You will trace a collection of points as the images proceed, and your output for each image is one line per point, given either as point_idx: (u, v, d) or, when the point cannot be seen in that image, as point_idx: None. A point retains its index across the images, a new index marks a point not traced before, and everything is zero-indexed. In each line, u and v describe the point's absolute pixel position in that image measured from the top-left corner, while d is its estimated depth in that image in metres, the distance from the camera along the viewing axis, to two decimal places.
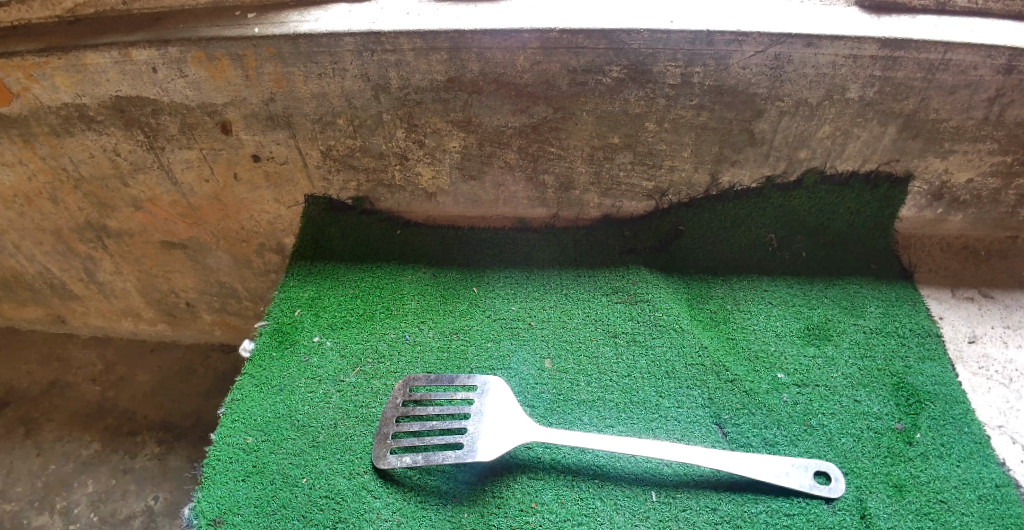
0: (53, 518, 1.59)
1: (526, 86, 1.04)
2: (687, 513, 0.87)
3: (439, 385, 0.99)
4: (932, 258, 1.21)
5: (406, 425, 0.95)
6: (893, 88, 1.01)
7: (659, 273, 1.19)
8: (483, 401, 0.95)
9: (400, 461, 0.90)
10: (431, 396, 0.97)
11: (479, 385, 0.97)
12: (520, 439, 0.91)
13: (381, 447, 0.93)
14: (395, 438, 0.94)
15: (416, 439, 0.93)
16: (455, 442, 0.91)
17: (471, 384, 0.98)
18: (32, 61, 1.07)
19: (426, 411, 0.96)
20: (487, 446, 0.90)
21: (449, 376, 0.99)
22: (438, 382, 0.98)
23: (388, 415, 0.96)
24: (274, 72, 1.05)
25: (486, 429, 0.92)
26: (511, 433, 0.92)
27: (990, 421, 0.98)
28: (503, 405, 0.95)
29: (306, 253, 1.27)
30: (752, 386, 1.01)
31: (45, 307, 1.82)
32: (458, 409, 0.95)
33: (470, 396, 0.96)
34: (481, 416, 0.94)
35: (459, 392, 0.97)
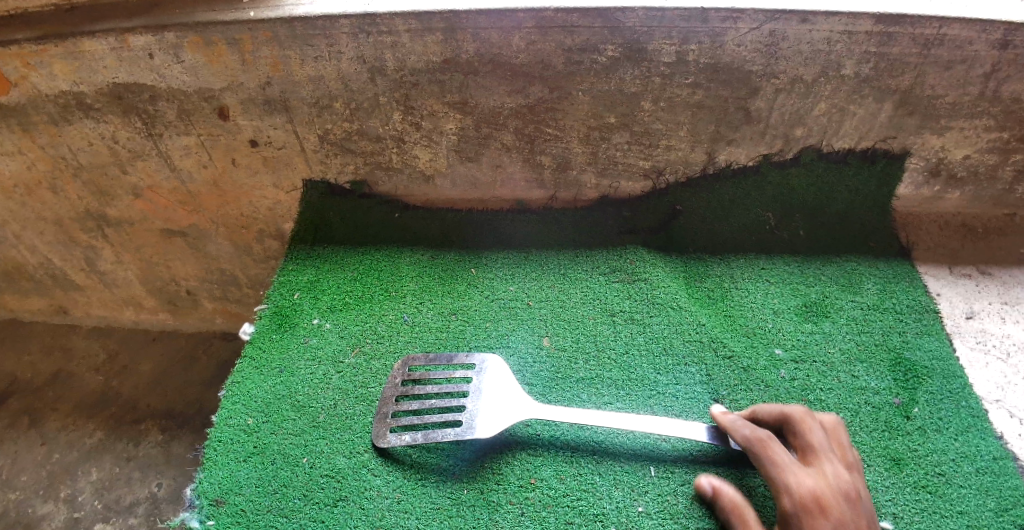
0: (58, 505, 1.61)
1: (522, 67, 1.04)
2: (686, 488, 0.88)
3: (438, 364, 1.00)
4: (930, 236, 1.21)
5: (405, 404, 0.96)
6: (889, 64, 1.01)
7: (657, 253, 1.19)
8: (482, 379, 0.96)
9: (400, 439, 0.91)
10: (429, 375, 0.97)
11: (477, 364, 0.98)
12: (518, 417, 0.92)
13: (381, 426, 0.94)
14: (394, 417, 0.95)
15: (415, 418, 0.94)
16: (454, 419, 0.92)
17: (469, 362, 0.99)
18: (30, 49, 1.07)
19: (425, 390, 0.96)
20: (487, 424, 0.91)
21: (448, 355, 1.00)
22: (437, 361, 0.99)
23: (387, 394, 0.97)
24: (270, 55, 1.05)
25: (485, 406, 0.93)
26: (509, 411, 0.92)
27: (988, 395, 0.99)
28: (501, 383, 0.96)
29: (305, 238, 1.27)
30: (750, 363, 1.01)
31: (48, 298, 1.83)
32: (457, 388, 0.95)
33: (468, 375, 0.97)
34: (481, 394, 0.94)
35: (458, 371, 0.98)
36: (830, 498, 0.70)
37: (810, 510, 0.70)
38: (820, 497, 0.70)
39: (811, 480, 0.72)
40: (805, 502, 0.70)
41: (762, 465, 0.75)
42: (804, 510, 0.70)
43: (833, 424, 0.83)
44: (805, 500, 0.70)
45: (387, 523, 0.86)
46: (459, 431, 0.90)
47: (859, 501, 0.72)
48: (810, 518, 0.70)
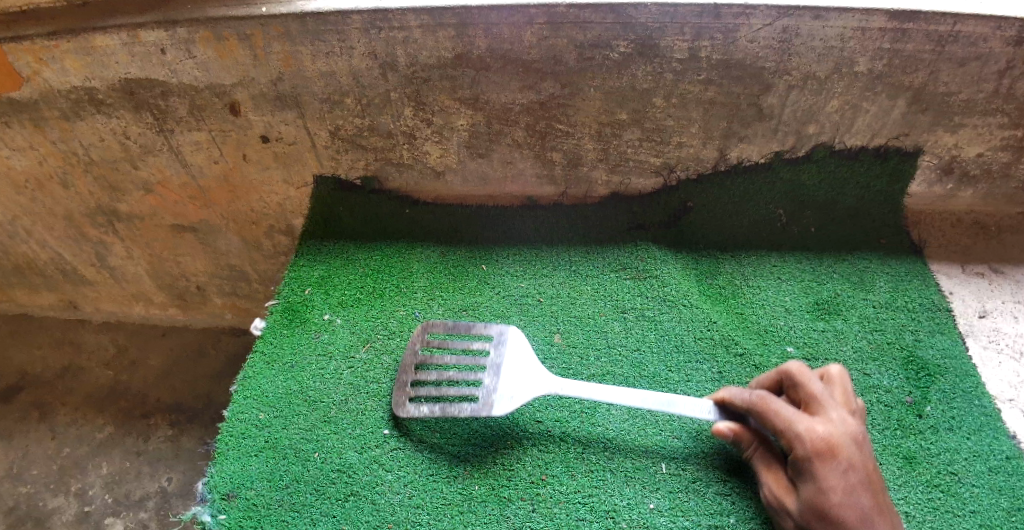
0: (68, 499, 1.62)
1: (533, 62, 1.04)
2: (697, 485, 0.88)
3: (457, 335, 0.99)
4: (943, 234, 1.21)
5: (424, 374, 0.96)
6: (903, 61, 1.00)
7: (668, 250, 1.19)
8: (500, 353, 0.95)
9: (418, 410, 0.92)
10: (449, 346, 0.97)
11: (495, 336, 0.97)
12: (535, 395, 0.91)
13: (400, 395, 0.95)
14: (414, 387, 0.96)
15: (433, 389, 0.94)
16: (472, 394, 0.92)
17: (488, 334, 0.98)
18: (42, 45, 1.08)
19: (443, 360, 0.96)
20: (504, 400, 0.90)
21: (467, 325, 0.99)
22: (456, 331, 0.98)
23: (407, 363, 0.98)
24: (281, 51, 1.05)
25: (502, 383, 0.92)
26: (527, 388, 0.92)
27: (1002, 395, 0.98)
28: (519, 358, 0.95)
29: (316, 234, 1.28)
30: (761, 360, 1.01)
31: (57, 293, 1.84)
32: (475, 361, 0.95)
33: (487, 347, 0.96)
34: (499, 368, 0.94)
35: (476, 343, 0.97)
36: (839, 441, 0.72)
37: (822, 455, 0.71)
38: (830, 442, 0.72)
39: (821, 425, 0.73)
40: (816, 448, 0.72)
41: (770, 419, 0.76)
42: (815, 455, 0.71)
43: (836, 375, 0.84)
44: (817, 445, 0.72)
45: (398, 518, 0.86)
46: (476, 408, 0.90)
47: (862, 444, 0.74)
48: (821, 464, 0.71)
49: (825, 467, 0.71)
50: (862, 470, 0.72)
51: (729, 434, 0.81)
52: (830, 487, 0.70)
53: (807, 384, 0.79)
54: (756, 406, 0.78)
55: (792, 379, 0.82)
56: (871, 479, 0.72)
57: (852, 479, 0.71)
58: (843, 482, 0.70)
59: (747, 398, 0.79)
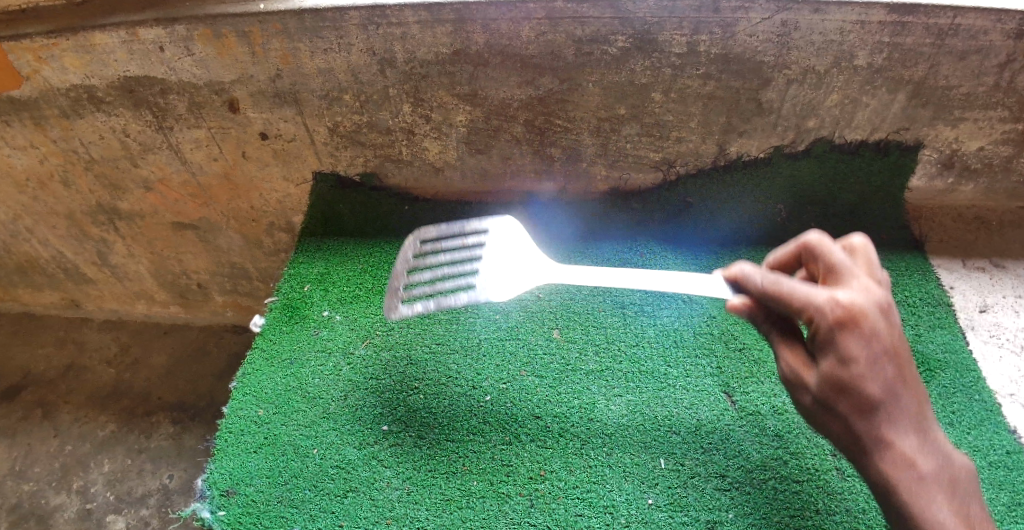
0: (70, 496, 1.63)
1: (531, 58, 1.04)
2: (696, 480, 0.88)
3: (449, 236, 0.97)
4: (944, 229, 1.20)
5: (417, 277, 0.95)
6: (902, 54, 1.00)
7: (668, 245, 1.18)
8: (493, 244, 0.93)
9: (410, 308, 0.87)
10: (441, 246, 0.96)
11: (488, 227, 0.95)
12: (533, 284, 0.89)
13: (392, 300, 0.92)
14: (406, 291, 0.94)
15: (427, 287, 0.93)
16: (466, 285, 0.90)
17: (481, 229, 0.95)
18: (42, 43, 1.08)
19: (436, 260, 0.95)
20: (499, 287, 0.89)
21: (457, 224, 0.96)
22: (448, 231, 0.96)
23: (399, 268, 0.96)
24: (280, 48, 1.05)
25: (497, 272, 0.91)
26: (523, 277, 0.90)
27: (1002, 389, 0.98)
28: (512, 248, 0.93)
29: (316, 231, 1.28)
30: (760, 355, 1.01)
31: (59, 291, 1.84)
32: (469, 255, 0.93)
33: (479, 240, 0.94)
34: (492, 258, 0.92)
35: (469, 238, 0.95)
36: (865, 308, 0.56)
37: (844, 325, 0.56)
38: (855, 309, 0.56)
39: (842, 292, 0.58)
40: (836, 318, 0.56)
41: (782, 294, 0.61)
42: (835, 326, 0.56)
43: (861, 245, 0.67)
44: (837, 315, 0.56)
45: (397, 514, 0.86)
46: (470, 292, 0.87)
47: (892, 308, 0.59)
48: (842, 336, 0.56)
49: (849, 339, 0.56)
50: (894, 339, 0.57)
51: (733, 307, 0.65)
52: (853, 362, 0.56)
53: (825, 246, 0.63)
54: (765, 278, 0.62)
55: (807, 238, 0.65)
56: (902, 349, 0.58)
57: (881, 352, 0.56)
58: (869, 356, 0.56)
59: (760, 278, 0.65)
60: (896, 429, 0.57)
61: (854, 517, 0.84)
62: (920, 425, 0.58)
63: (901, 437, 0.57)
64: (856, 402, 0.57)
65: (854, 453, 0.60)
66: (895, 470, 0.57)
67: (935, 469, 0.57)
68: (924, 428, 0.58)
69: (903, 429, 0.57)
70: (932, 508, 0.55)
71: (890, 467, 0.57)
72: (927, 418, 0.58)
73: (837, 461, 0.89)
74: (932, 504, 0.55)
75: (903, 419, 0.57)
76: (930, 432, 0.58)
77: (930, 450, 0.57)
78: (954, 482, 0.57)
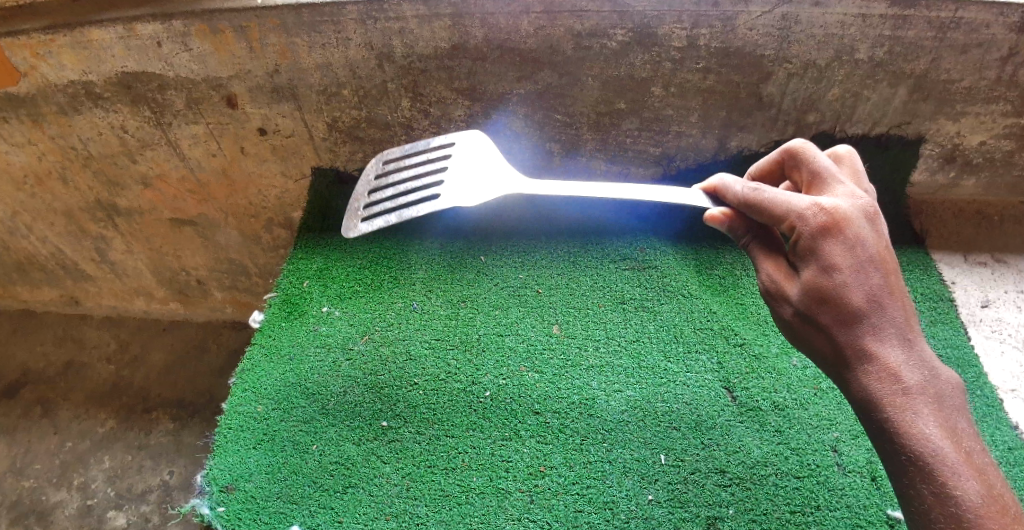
0: (71, 493, 1.64)
1: (530, 52, 1.03)
2: (696, 476, 0.88)
3: (414, 154, 0.97)
4: (945, 224, 1.20)
5: (379, 193, 0.94)
6: (904, 48, 0.99)
7: (668, 240, 1.17)
8: (460, 157, 0.94)
9: (371, 225, 0.90)
10: (405, 163, 0.95)
11: (454, 141, 0.95)
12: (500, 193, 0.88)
13: (352, 219, 0.93)
14: (367, 211, 0.94)
15: (389, 204, 0.93)
16: (429, 197, 0.90)
17: (447, 145, 0.96)
18: (39, 39, 1.08)
19: (399, 176, 0.95)
20: (464, 196, 0.89)
21: (422, 141, 0.97)
22: (413, 149, 0.96)
23: (362, 186, 0.96)
24: (278, 43, 1.05)
25: (464, 183, 0.91)
26: (488, 187, 0.89)
27: (1004, 385, 0.98)
28: (478, 159, 0.94)
29: (314, 226, 1.25)
30: (761, 350, 1.01)
31: (59, 288, 1.84)
32: (433, 169, 0.94)
33: (444, 154, 0.95)
34: (458, 169, 0.93)
35: (435, 153, 0.95)
36: (846, 213, 0.62)
37: (825, 231, 0.62)
38: (836, 215, 0.62)
39: (824, 200, 0.63)
40: (818, 223, 0.62)
41: (764, 205, 0.65)
42: (817, 231, 0.62)
43: (848, 153, 0.72)
44: (817, 220, 0.62)
45: (397, 510, 0.86)
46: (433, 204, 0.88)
47: (876, 218, 0.64)
48: (823, 241, 0.62)
49: (828, 243, 0.61)
50: (875, 247, 0.62)
51: (722, 221, 0.71)
52: (834, 267, 0.61)
53: (810, 161, 0.70)
54: (749, 191, 0.68)
55: (794, 159, 0.72)
56: (885, 259, 0.62)
57: (861, 257, 0.61)
58: (849, 260, 0.61)
59: (742, 189, 0.69)
60: (880, 339, 0.61)
61: (854, 514, 0.84)
62: (905, 338, 0.61)
63: (885, 349, 0.60)
64: (839, 310, 0.61)
65: (839, 368, 0.64)
66: (878, 381, 0.60)
67: (921, 382, 0.59)
68: (908, 339, 0.61)
69: (886, 339, 0.60)
70: (917, 420, 0.58)
71: (874, 379, 0.60)
72: (914, 333, 0.62)
73: (837, 458, 0.89)
74: (917, 416, 0.58)
75: (888, 330, 0.61)
76: (916, 347, 0.61)
77: (916, 364, 0.60)
78: (940, 397, 0.59)
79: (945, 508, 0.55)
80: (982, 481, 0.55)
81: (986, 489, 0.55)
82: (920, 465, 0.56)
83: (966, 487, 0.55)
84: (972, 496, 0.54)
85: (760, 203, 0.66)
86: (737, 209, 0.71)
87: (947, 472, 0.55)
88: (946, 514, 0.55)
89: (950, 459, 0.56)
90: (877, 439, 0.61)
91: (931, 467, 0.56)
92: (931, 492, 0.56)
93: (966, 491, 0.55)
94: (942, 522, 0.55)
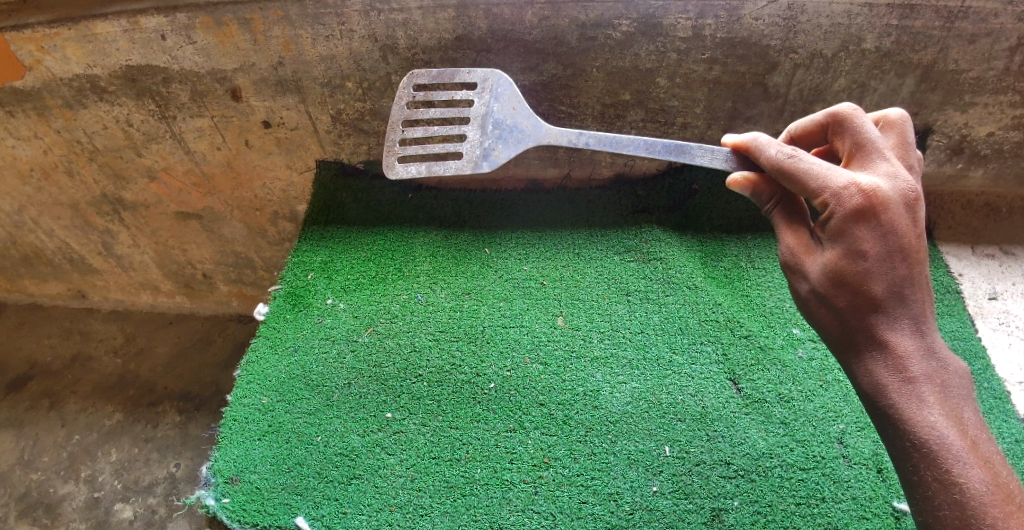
0: (78, 486, 1.65)
1: (534, 43, 1.03)
2: (701, 468, 0.87)
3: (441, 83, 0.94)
4: (952, 215, 1.19)
5: (410, 133, 0.94)
6: (911, 38, 0.98)
7: (672, 232, 1.17)
8: (484, 102, 0.92)
9: (405, 170, 0.92)
10: (432, 97, 0.93)
11: (480, 84, 0.92)
12: (521, 147, 0.90)
13: (388, 156, 0.95)
14: (401, 148, 0.95)
15: (420, 148, 0.94)
16: (455, 148, 0.92)
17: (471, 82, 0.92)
18: (44, 33, 1.08)
19: (429, 115, 0.93)
20: (487, 155, 0.91)
21: (450, 73, 0.93)
22: (440, 80, 0.92)
23: (393, 120, 0.94)
24: (282, 35, 1.05)
25: (487, 136, 0.91)
26: (511, 140, 0.90)
27: (1011, 377, 0.98)
28: (502, 106, 0.91)
29: (318, 219, 1.24)
30: (766, 342, 1.01)
31: (66, 282, 1.85)
32: (459, 114, 0.92)
33: (471, 98, 0.92)
34: (484, 119, 0.92)
35: (460, 92, 0.93)
36: (885, 195, 0.60)
37: (858, 214, 0.60)
38: (874, 197, 0.59)
39: (864, 178, 0.61)
40: (852, 205, 0.60)
41: (799, 175, 0.63)
42: (850, 213, 0.60)
43: (898, 119, 0.70)
44: (853, 200, 0.60)
45: (401, 501, 0.87)
46: (460, 162, 0.90)
47: (916, 203, 0.61)
48: (854, 223, 0.60)
49: (860, 228, 0.60)
50: (908, 236, 0.60)
51: (744, 186, 0.71)
52: (861, 253, 0.60)
53: (857, 130, 0.66)
54: (785, 157, 0.65)
55: (839, 125, 0.68)
56: (917, 249, 0.60)
57: (890, 246, 0.59)
58: (879, 246, 0.59)
59: (778, 153, 0.66)
60: (894, 328, 0.61)
61: (860, 505, 0.84)
62: (920, 328, 0.61)
63: (898, 338, 0.60)
64: (857, 294, 0.61)
65: (846, 352, 0.64)
66: (885, 369, 0.60)
67: (931, 372, 0.59)
68: (921, 327, 0.61)
69: (900, 328, 0.61)
70: (922, 408, 0.58)
71: (881, 366, 0.61)
72: (929, 323, 0.61)
73: (843, 449, 0.89)
74: (922, 404, 0.58)
75: (903, 319, 0.61)
76: (931, 338, 0.61)
77: (928, 354, 0.60)
78: (947, 387, 0.59)
79: (949, 495, 0.55)
80: (987, 470, 0.55)
81: (991, 478, 0.55)
82: (925, 451, 0.56)
83: (970, 474, 0.55)
84: (976, 484, 0.54)
85: (795, 172, 0.63)
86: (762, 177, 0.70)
87: (951, 460, 0.55)
88: (950, 501, 0.55)
89: (954, 447, 0.56)
90: (879, 423, 0.61)
91: (934, 455, 0.56)
92: (935, 478, 0.56)
93: (970, 478, 0.54)
94: (945, 508, 0.55)
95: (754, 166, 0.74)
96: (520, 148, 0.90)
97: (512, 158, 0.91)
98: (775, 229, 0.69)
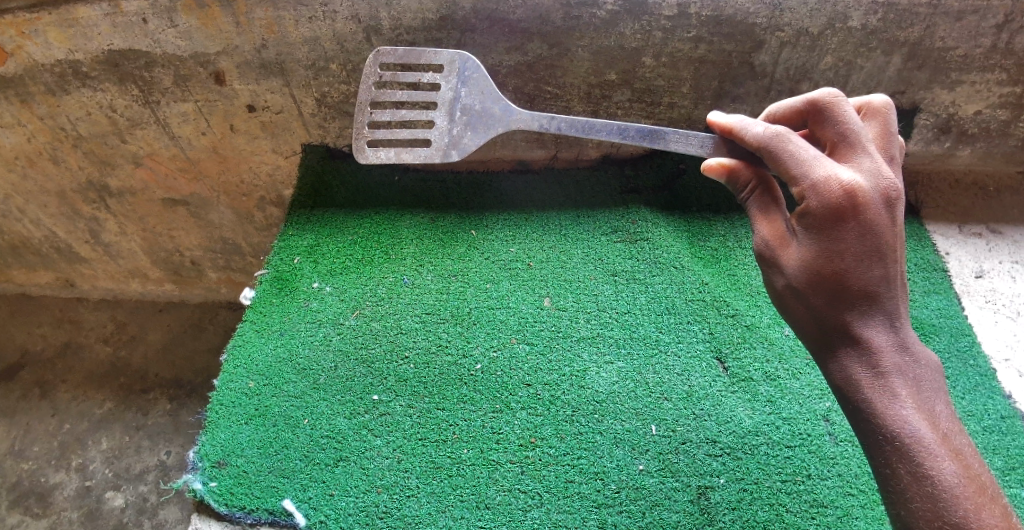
0: (69, 474, 1.65)
1: (520, 22, 1.03)
2: (687, 446, 0.88)
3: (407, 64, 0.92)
4: (941, 195, 1.19)
5: (378, 116, 0.94)
6: (898, 15, 0.98)
7: (660, 212, 1.16)
8: (452, 87, 0.91)
9: (376, 155, 0.92)
10: (399, 79, 0.92)
11: (447, 67, 0.90)
12: (490, 134, 0.91)
13: (358, 140, 0.95)
14: (372, 131, 0.95)
15: (387, 132, 0.93)
16: (422, 135, 0.92)
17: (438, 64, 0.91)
18: (24, 18, 1.07)
19: (396, 98, 0.93)
20: (457, 143, 0.91)
21: (416, 54, 0.91)
22: (405, 60, 0.91)
23: (361, 101, 0.94)
24: (265, 17, 1.04)
25: (453, 124, 0.91)
26: (480, 126, 0.91)
27: (997, 355, 0.99)
28: (470, 90, 0.90)
29: (306, 202, 1.23)
30: (752, 321, 1.00)
31: (55, 271, 1.84)
32: (428, 99, 0.92)
33: (438, 81, 0.91)
34: (452, 105, 0.91)
35: (427, 75, 0.91)
36: (866, 193, 0.59)
37: (837, 207, 0.59)
38: (855, 196, 0.58)
39: (846, 173, 0.59)
40: (832, 199, 0.59)
41: (781, 160, 0.63)
42: (828, 208, 0.59)
43: (881, 105, 0.69)
44: (833, 197, 0.58)
45: (388, 482, 0.87)
46: (428, 151, 0.91)
47: (895, 202, 0.60)
48: (832, 217, 0.59)
49: (838, 224, 0.59)
50: (885, 234, 0.60)
51: (720, 172, 0.71)
52: (836, 252, 0.60)
53: (838, 121, 0.64)
54: (771, 137, 0.64)
55: (820, 114, 0.66)
56: (894, 246, 0.60)
57: (867, 245, 0.59)
58: (856, 244, 0.59)
59: (761, 134, 0.65)
60: (867, 323, 0.61)
61: (845, 482, 0.84)
62: (894, 323, 0.61)
63: (872, 334, 0.61)
64: (833, 286, 0.61)
65: (822, 346, 0.64)
66: (857, 364, 0.61)
67: (902, 366, 0.60)
68: (895, 322, 0.61)
69: (874, 324, 0.61)
70: (893, 402, 0.58)
71: (855, 362, 0.61)
72: (902, 318, 0.62)
73: (829, 427, 0.89)
74: (893, 398, 0.59)
75: (877, 315, 0.61)
76: (904, 332, 0.61)
77: (900, 349, 0.61)
78: (919, 381, 0.60)
79: (921, 487, 0.55)
80: (958, 462, 0.56)
81: (961, 470, 0.55)
82: (897, 445, 0.57)
83: (940, 467, 0.55)
84: (947, 476, 0.55)
85: (782, 158, 0.62)
86: (738, 166, 0.70)
87: (923, 454, 0.56)
88: (921, 494, 0.55)
89: (925, 441, 0.56)
90: (853, 417, 0.62)
91: (906, 448, 0.56)
92: (907, 471, 0.56)
93: (941, 471, 0.55)
94: (916, 501, 0.55)
95: (732, 152, 0.73)
96: (490, 134, 0.91)
97: (481, 145, 0.92)
98: (750, 219, 0.69)
